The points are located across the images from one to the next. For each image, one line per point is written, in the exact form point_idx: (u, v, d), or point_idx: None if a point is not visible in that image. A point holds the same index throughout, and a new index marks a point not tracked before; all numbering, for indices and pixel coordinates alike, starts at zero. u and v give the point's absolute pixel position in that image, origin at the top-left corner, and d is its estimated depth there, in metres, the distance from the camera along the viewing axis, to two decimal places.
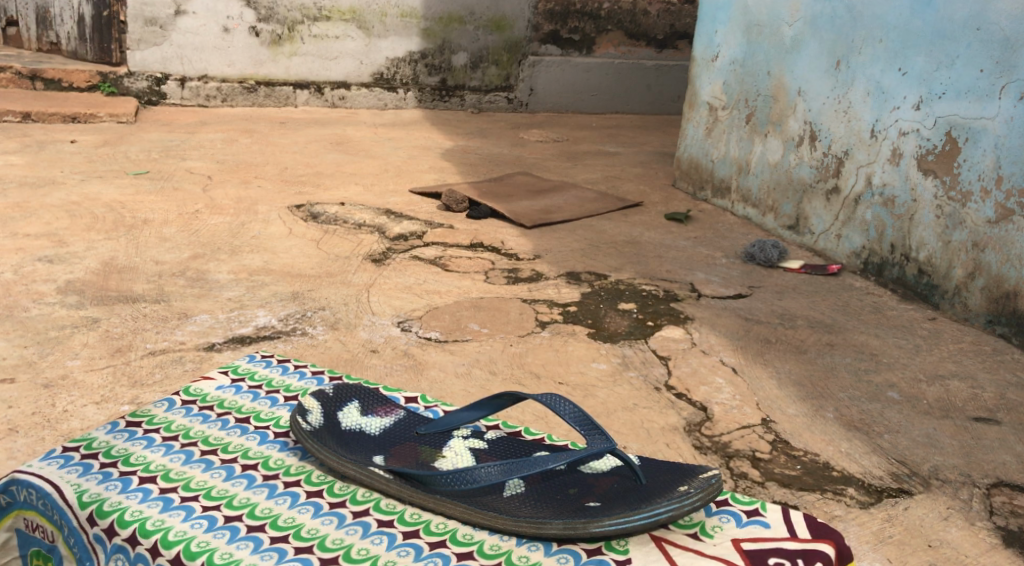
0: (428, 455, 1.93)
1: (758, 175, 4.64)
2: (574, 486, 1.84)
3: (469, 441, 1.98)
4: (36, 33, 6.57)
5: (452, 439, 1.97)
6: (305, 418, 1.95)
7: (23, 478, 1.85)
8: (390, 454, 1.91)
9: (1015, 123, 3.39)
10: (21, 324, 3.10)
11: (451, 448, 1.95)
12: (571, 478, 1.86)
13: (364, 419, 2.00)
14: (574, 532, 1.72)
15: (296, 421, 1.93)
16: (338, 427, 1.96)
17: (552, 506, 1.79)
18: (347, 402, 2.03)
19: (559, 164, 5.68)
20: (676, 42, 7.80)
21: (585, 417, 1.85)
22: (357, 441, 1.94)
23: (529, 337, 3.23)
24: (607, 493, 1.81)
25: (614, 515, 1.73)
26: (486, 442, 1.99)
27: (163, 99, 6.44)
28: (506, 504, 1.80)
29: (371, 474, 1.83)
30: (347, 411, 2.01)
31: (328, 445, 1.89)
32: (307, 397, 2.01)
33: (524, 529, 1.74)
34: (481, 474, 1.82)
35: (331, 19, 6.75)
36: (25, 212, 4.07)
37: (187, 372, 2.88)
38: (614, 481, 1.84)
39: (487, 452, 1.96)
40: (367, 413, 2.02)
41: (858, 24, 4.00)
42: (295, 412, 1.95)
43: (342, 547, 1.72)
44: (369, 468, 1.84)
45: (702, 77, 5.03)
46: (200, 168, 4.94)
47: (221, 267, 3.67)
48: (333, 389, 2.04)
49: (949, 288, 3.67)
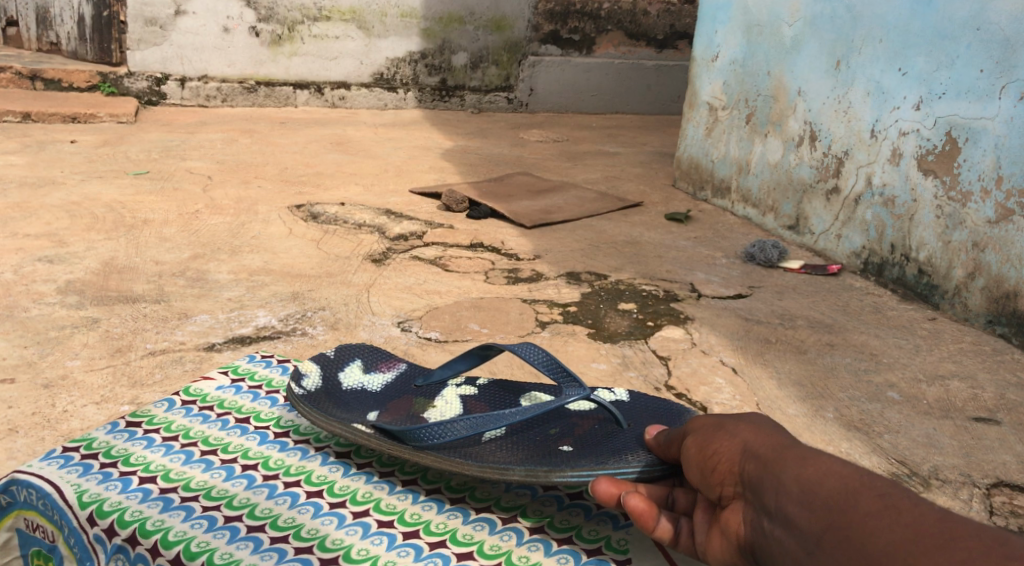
0: (420, 406, 2.04)
1: (758, 175, 4.65)
2: (555, 428, 1.96)
3: (461, 389, 2.09)
4: (36, 33, 6.60)
5: (446, 390, 2.09)
6: (303, 382, 2.05)
7: (24, 478, 1.85)
8: (384, 409, 2.02)
9: (1015, 123, 3.39)
10: (21, 324, 3.11)
11: (442, 398, 2.06)
12: (555, 421, 1.98)
13: (366, 377, 2.11)
14: (536, 478, 1.77)
15: (291, 384, 2.02)
16: (339, 387, 2.07)
17: (526, 450, 1.89)
18: (348, 362, 2.13)
19: (559, 165, 5.68)
20: (676, 42, 7.82)
21: (554, 363, 1.92)
22: (357, 399, 2.05)
23: (529, 337, 3.23)
24: (582, 437, 1.92)
25: (576, 467, 1.79)
26: (477, 388, 2.09)
27: (163, 99, 6.44)
28: (484, 450, 1.88)
29: (354, 430, 1.89)
30: (348, 370, 2.11)
31: (326, 406, 2.00)
32: (307, 360, 2.11)
33: (489, 474, 1.78)
34: (450, 428, 1.85)
35: (331, 19, 6.74)
36: (25, 212, 4.07)
37: (187, 372, 2.88)
38: (594, 424, 1.97)
39: (476, 399, 2.07)
40: (369, 370, 2.12)
41: (858, 24, 4.00)
42: (292, 377, 2.05)
43: (342, 547, 1.73)
44: (353, 425, 1.89)
45: (702, 78, 5.03)
46: (201, 169, 4.94)
47: (221, 268, 3.67)
48: (332, 351, 2.13)
49: (948, 288, 3.67)
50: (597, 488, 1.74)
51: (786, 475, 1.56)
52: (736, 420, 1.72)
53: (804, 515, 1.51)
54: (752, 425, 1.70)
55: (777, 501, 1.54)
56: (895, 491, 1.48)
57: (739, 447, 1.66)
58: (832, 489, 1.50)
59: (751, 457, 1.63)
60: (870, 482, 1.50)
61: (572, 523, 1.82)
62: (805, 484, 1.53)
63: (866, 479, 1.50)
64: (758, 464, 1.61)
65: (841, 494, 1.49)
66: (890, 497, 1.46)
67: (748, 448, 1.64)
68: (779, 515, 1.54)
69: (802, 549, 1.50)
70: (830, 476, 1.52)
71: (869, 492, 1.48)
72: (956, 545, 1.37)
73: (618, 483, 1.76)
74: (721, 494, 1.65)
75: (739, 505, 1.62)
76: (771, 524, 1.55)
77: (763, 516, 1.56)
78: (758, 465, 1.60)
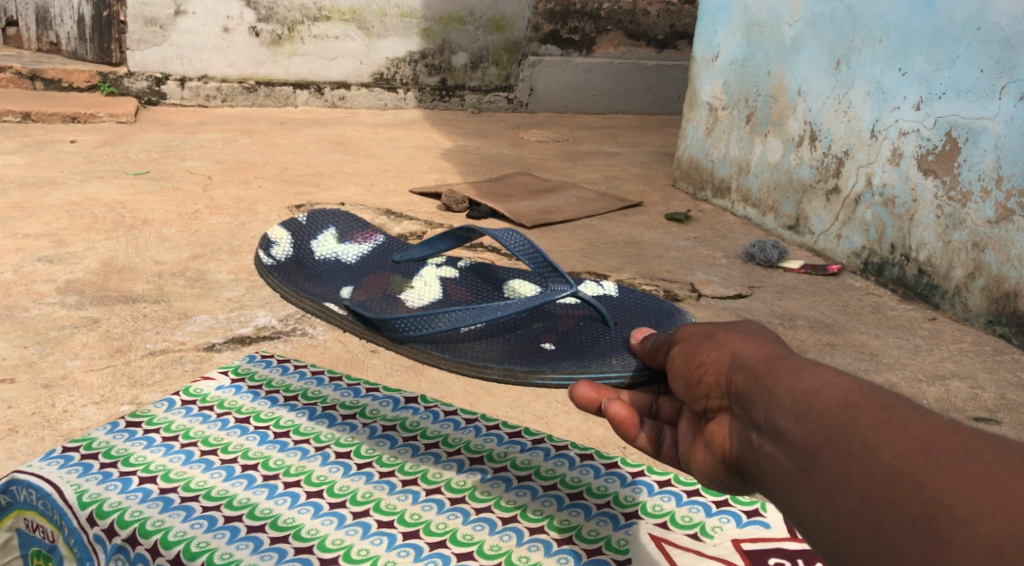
0: (397, 287, 2.44)
1: (758, 175, 4.65)
2: (538, 323, 2.26)
3: (440, 271, 2.53)
4: (36, 33, 6.60)
5: (425, 269, 2.54)
6: (274, 250, 2.53)
7: (24, 478, 1.85)
8: (360, 286, 2.42)
9: (1015, 123, 3.39)
10: (21, 324, 3.10)
11: (423, 280, 2.48)
12: (539, 316, 2.30)
13: (343, 248, 2.59)
14: (514, 378, 2.03)
15: (261, 254, 2.50)
16: (316, 257, 2.53)
17: (507, 345, 2.17)
18: (323, 231, 2.65)
19: (558, 164, 5.68)
20: (676, 42, 7.83)
21: (541, 260, 2.23)
22: (333, 273, 2.47)
23: None
24: (562, 336, 2.20)
25: (558, 370, 2.03)
26: (455, 271, 2.53)
27: (162, 99, 6.43)
28: (471, 349, 2.13)
29: (325, 310, 2.25)
30: (326, 239, 2.63)
31: (297, 277, 2.42)
32: (280, 227, 2.62)
33: (465, 370, 2.06)
34: (437, 321, 2.09)
35: (331, 19, 6.74)
36: (25, 212, 4.07)
37: (187, 372, 2.88)
38: (576, 323, 2.26)
39: (454, 282, 2.48)
40: (347, 241, 2.64)
41: (858, 24, 4.00)
42: (264, 245, 2.55)
43: (342, 547, 1.73)
44: (325, 306, 2.25)
45: (702, 78, 5.03)
46: (201, 169, 4.94)
47: (221, 267, 3.67)
48: (305, 220, 2.65)
49: (949, 288, 3.67)
50: (578, 391, 1.85)
51: (778, 388, 1.50)
52: (726, 330, 1.69)
53: (798, 429, 1.44)
54: (744, 336, 1.65)
55: (769, 415, 1.48)
56: (901, 404, 1.41)
57: (729, 358, 1.62)
58: (828, 399, 1.43)
59: (740, 369, 1.59)
60: (873, 395, 1.42)
61: (573, 523, 1.82)
62: (799, 396, 1.46)
63: (866, 391, 1.43)
64: (748, 376, 1.56)
65: (840, 407, 1.42)
66: (893, 410, 1.40)
67: (738, 360, 1.60)
68: (770, 429, 1.48)
69: (796, 465, 1.43)
70: (827, 388, 1.45)
71: (869, 404, 1.41)
72: (968, 464, 1.32)
73: (600, 390, 1.86)
74: (707, 405, 1.64)
75: (726, 417, 1.60)
76: (761, 437, 1.49)
77: (752, 429, 1.52)
78: (749, 377, 1.56)
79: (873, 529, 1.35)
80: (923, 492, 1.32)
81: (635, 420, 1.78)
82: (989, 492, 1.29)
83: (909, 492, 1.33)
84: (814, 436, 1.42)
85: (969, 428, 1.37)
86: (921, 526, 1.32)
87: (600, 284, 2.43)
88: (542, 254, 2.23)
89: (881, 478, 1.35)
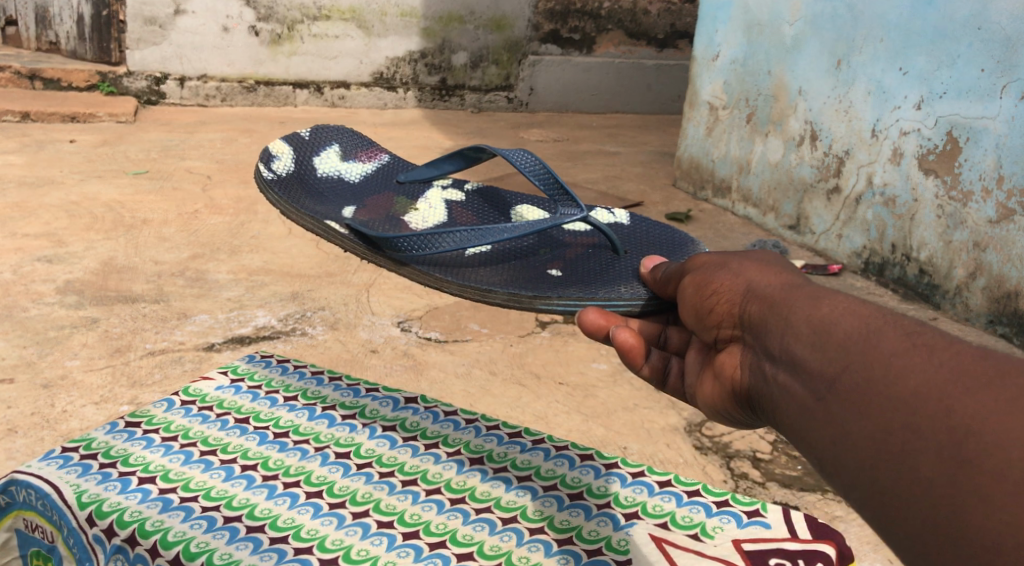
0: (401, 207, 2.08)
1: (758, 175, 4.64)
2: (545, 248, 2.00)
3: (446, 193, 2.16)
4: (36, 33, 6.60)
5: (430, 190, 2.16)
6: (273, 164, 2.09)
7: (23, 478, 1.84)
8: (361, 207, 2.04)
9: (1016, 123, 3.39)
10: (20, 324, 3.10)
11: (427, 202, 2.11)
12: (543, 241, 2.03)
13: (342, 166, 2.17)
14: (518, 303, 1.81)
15: (259, 170, 2.07)
16: (309, 174, 2.11)
17: (511, 273, 1.89)
18: (326, 146, 2.20)
19: (559, 164, 5.67)
20: (676, 42, 7.82)
21: (550, 178, 1.95)
22: (332, 191, 2.09)
23: (529, 337, 3.23)
24: (571, 261, 1.95)
25: (564, 295, 1.81)
26: (463, 195, 2.16)
27: (162, 99, 6.44)
28: (478, 275, 1.87)
29: (326, 228, 1.91)
30: (325, 157, 2.18)
31: (293, 194, 2.01)
32: (279, 142, 2.17)
33: (469, 294, 1.83)
34: (443, 241, 1.83)
35: (331, 19, 6.73)
36: (24, 212, 4.06)
37: (187, 372, 2.88)
38: (587, 249, 2.00)
39: (462, 205, 2.12)
40: (347, 159, 2.20)
41: (858, 23, 3.99)
42: (262, 160, 2.10)
43: (342, 547, 1.72)
44: (325, 223, 1.91)
45: (703, 77, 5.01)
46: (200, 168, 4.93)
47: (220, 267, 3.66)
48: (307, 135, 2.20)
49: (949, 288, 3.69)
50: (585, 317, 1.78)
51: (795, 316, 1.50)
52: (740, 258, 1.68)
53: (815, 356, 1.43)
54: (759, 266, 1.65)
55: (786, 345, 1.48)
56: (928, 331, 1.38)
57: (743, 286, 1.62)
58: (850, 328, 1.42)
59: (756, 299, 1.58)
60: (898, 323, 1.41)
61: (573, 523, 1.81)
62: (819, 325, 1.45)
63: (889, 318, 1.42)
64: (764, 305, 1.56)
65: (861, 334, 1.41)
66: (918, 336, 1.37)
67: (752, 289, 1.60)
68: (785, 357, 1.48)
69: (813, 395, 1.42)
70: (847, 316, 1.44)
71: (893, 331, 1.39)
72: (998, 388, 1.28)
73: (606, 315, 1.80)
74: (718, 335, 1.64)
75: (739, 347, 1.60)
76: (776, 368, 1.50)
77: (766, 357, 1.52)
78: (765, 307, 1.56)
79: (894, 455, 1.32)
80: (949, 417, 1.29)
81: (641, 349, 1.80)
82: (1022, 418, 1.25)
83: (935, 417, 1.30)
84: (832, 363, 1.41)
85: (1002, 354, 1.33)
86: (947, 451, 1.28)
87: (613, 212, 2.14)
88: (554, 174, 1.95)
89: (904, 404, 1.33)
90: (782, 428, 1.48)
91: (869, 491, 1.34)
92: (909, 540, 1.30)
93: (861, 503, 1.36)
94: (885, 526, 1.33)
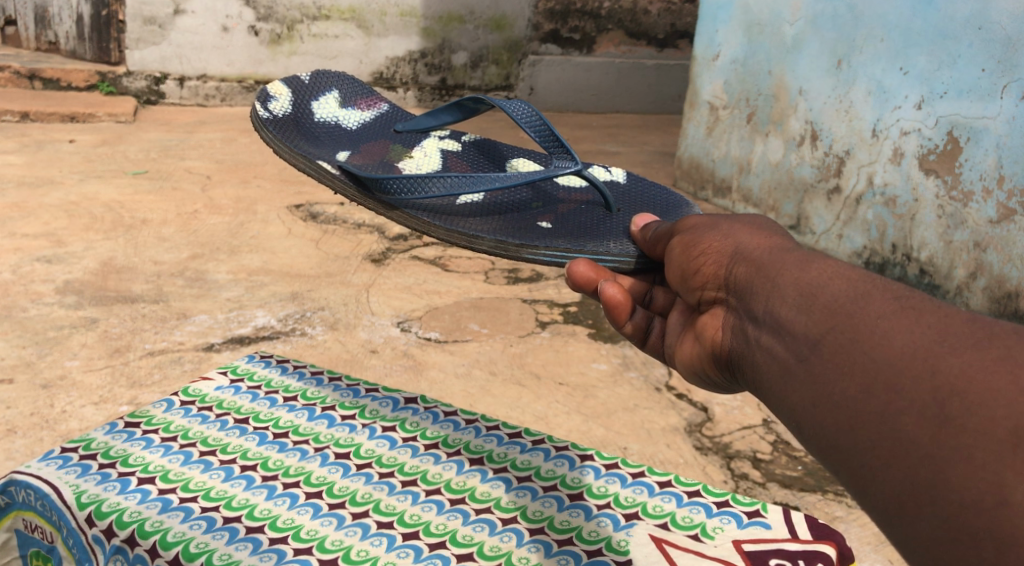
0: (395, 154, 2.06)
1: (758, 175, 4.64)
2: (537, 203, 1.97)
3: (443, 144, 2.12)
4: (35, 32, 6.59)
5: (426, 140, 2.13)
6: (270, 104, 2.06)
7: (22, 478, 1.84)
8: (357, 152, 2.02)
9: (1016, 123, 3.40)
10: (20, 324, 3.10)
11: (422, 151, 2.08)
12: (536, 195, 1.99)
13: (341, 113, 2.14)
14: (505, 252, 1.78)
15: (254, 108, 2.02)
16: (308, 118, 2.08)
17: (500, 223, 1.86)
18: (326, 91, 2.16)
19: None
20: (676, 42, 7.80)
21: (547, 132, 1.90)
22: (329, 135, 2.06)
23: (529, 337, 3.22)
24: (563, 216, 1.91)
25: (551, 246, 1.78)
26: (460, 146, 2.13)
27: (162, 99, 6.47)
28: (466, 221, 1.85)
29: (320, 169, 1.87)
30: (324, 102, 2.15)
31: (289, 135, 1.99)
32: (279, 84, 2.12)
33: (456, 240, 1.80)
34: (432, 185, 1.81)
35: (331, 19, 6.72)
36: (24, 212, 4.06)
37: (186, 372, 2.87)
38: (580, 206, 1.96)
39: (457, 156, 2.10)
40: (346, 106, 2.17)
41: (858, 23, 3.98)
42: (259, 100, 2.06)
43: (342, 548, 1.72)
44: (318, 163, 1.87)
45: (702, 77, 5.00)
46: (200, 168, 4.93)
47: (220, 267, 3.66)
48: (307, 79, 2.16)
49: (950, 288, 3.71)
50: (574, 270, 1.72)
51: (782, 279, 1.43)
52: (730, 221, 1.62)
53: (799, 318, 1.37)
54: (749, 229, 1.58)
55: (769, 307, 1.42)
56: (918, 295, 1.31)
57: (731, 249, 1.56)
58: (837, 291, 1.35)
59: (743, 261, 1.52)
60: (888, 287, 1.33)
61: (573, 524, 1.81)
62: (804, 287, 1.38)
63: (880, 283, 1.34)
64: (751, 268, 1.50)
65: (849, 296, 1.34)
66: (907, 300, 1.30)
67: (740, 251, 1.54)
68: (768, 319, 1.42)
69: (794, 356, 1.36)
70: (835, 280, 1.37)
71: (881, 294, 1.32)
72: (989, 349, 1.20)
73: (597, 269, 1.74)
74: (702, 296, 1.59)
75: (724, 309, 1.54)
76: (759, 331, 1.43)
77: (750, 319, 1.45)
78: (752, 270, 1.49)
79: (874, 417, 1.25)
80: (933, 377, 1.22)
81: (628, 307, 1.74)
82: (1011, 378, 1.17)
83: (918, 377, 1.23)
84: (818, 325, 1.34)
85: (994, 317, 1.25)
86: (931, 412, 1.21)
87: (610, 170, 2.08)
88: (552, 129, 1.90)
89: (886, 367, 1.26)
90: (763, 391, 1.41)
91: (848, 456, 1.27)
92: (888, 505, 1.23)
93: (840, 468, 1.29)
94: (865, 492, 1.26)
